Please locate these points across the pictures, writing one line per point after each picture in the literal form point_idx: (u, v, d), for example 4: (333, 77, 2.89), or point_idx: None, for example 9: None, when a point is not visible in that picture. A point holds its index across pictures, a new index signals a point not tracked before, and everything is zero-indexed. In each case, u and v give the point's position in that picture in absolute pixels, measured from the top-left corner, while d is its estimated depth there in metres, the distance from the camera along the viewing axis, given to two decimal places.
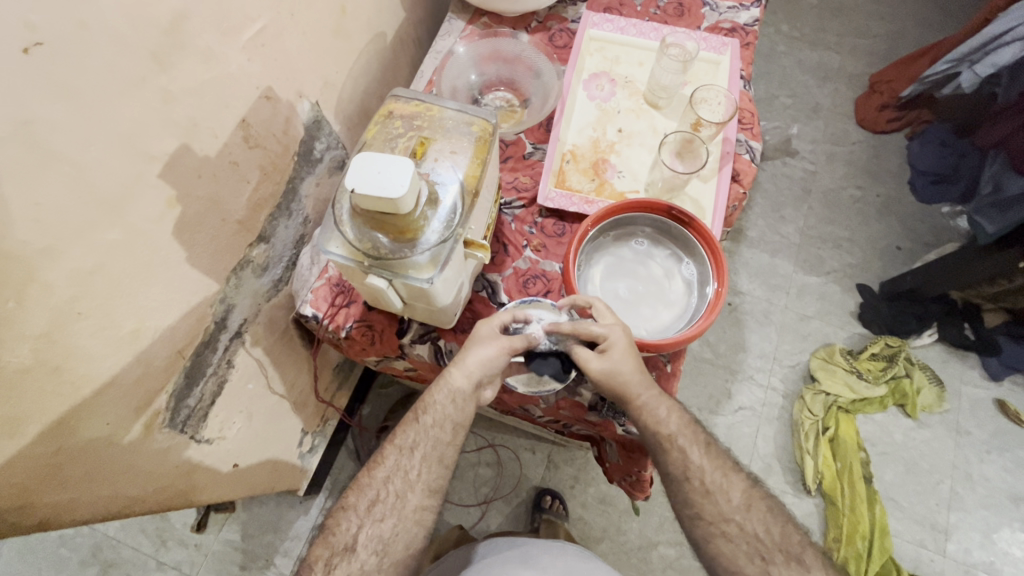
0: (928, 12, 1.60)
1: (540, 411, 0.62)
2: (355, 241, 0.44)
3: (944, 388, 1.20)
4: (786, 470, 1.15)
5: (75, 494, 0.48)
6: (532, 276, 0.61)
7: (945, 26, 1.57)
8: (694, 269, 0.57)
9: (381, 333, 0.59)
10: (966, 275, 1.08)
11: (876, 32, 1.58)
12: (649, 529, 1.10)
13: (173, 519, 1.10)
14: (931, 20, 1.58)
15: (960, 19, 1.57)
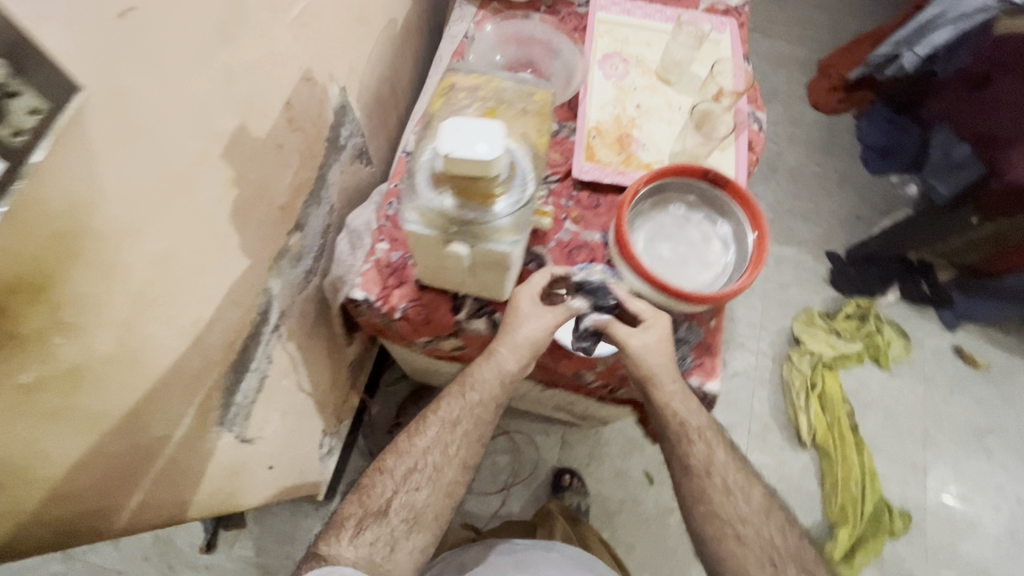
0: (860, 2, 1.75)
1: (593, 375, 0.64)
2: (438, 211, 0.44)
3: (910, 339, 1.31)
4: (782, 428, 1.22)
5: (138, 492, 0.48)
6: (576, 246, 0.63)
7: (877, 14, 1.72)
8: (730, 228, 0.61)
9: (436, 310, 0.59)
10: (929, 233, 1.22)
11: (818, 20, 1.71)
12: (664, 497, 1.15)
13: (179, 542, 1.05)
14: (865, 10, 1.73)
15: (888, 8, 1.72)
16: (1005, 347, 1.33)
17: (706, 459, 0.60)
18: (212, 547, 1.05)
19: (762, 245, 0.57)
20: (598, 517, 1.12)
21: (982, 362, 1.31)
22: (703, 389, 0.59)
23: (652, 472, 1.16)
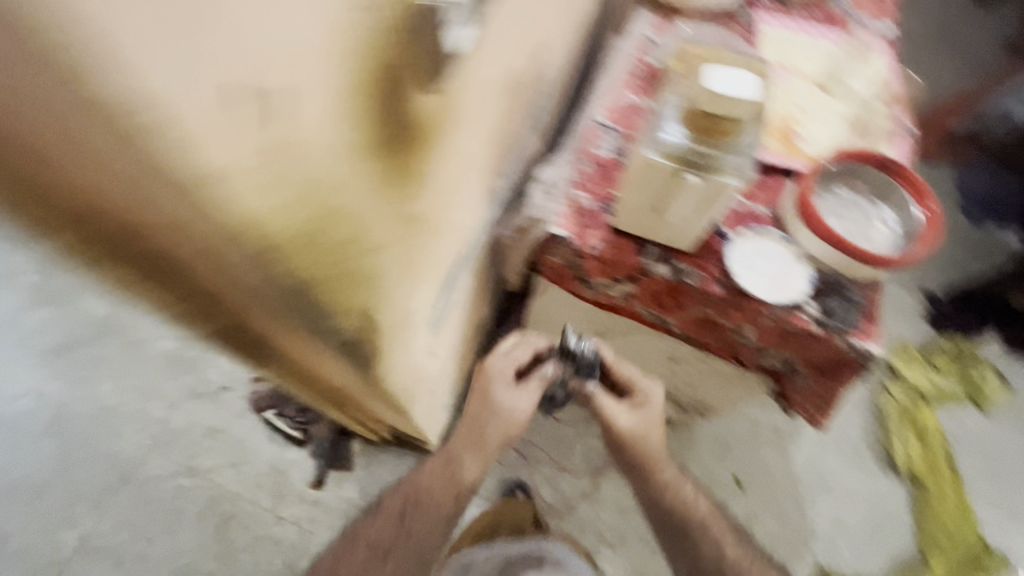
0: (967, 51, 1.77)
1: (753, 334, 0.68)
2: (689, 145, 0.53)
3: (1007, 385, 1.31)
4: (876, 455, 1.21)
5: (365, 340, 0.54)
6: (748, 216, 0.68)
7: (985, 63, 1.73)
8: (893, 213, 0.66)
9: (626, 252, 0.66)
10: None
11: (925, 64, 1.74)
12: (753, 504, 1.16)
13: (291, 475, 1.12)
14: (971, 59, 1.75)
15: (997, 55, 1.73)
16: None
17: (659, 480, 0.84)
18: (321, 484, 1.12)
19: (935, 225, 0.63)
20: None
21: None
22: (865, 350, 0.63)
23: (743, 478, 1.18)
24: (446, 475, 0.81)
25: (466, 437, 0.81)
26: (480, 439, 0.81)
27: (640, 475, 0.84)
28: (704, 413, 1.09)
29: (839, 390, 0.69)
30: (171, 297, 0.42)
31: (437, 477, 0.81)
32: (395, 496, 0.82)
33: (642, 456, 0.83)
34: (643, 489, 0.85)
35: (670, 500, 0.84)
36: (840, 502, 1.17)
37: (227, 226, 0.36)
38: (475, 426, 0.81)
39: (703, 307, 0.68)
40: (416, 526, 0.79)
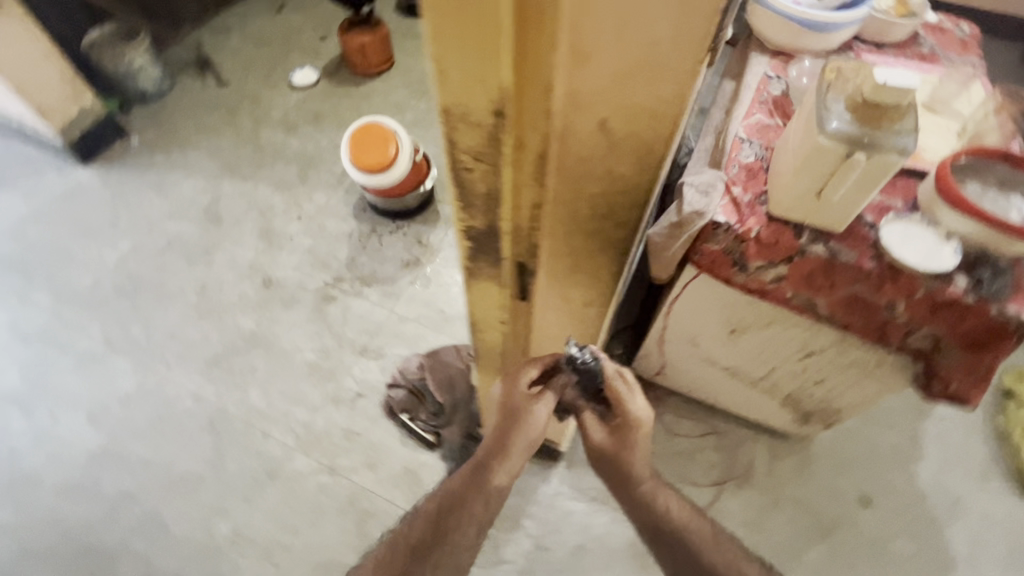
0: None
1: (902, 309, 0.76)
2: (855, 129, 0.64)
3: None
4: (1005, 476, 1.20)
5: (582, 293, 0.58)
6: (887, 206, 0.77)
7: None
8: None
9: (782, 235, 0.76)
10: None
11: None
12: (882, 522, 1.15)
13: (425, 477, 1.19)
14: None
15: None
16: None
17: (658, 507, 0.69)
18: None
19: None
20: (814, 530, 1.15)
21: None
22: (1020, 316, 0.69)
23: (868, 494, 1.17)
24: (469, 476, 0.69)
25: (488, 448, 0.69)
26: (488, 450, 0.69)
27: (640, 503, 0.70)
28: (827, 424, 1.12)
29: (991, 362, 0.75)
30: (510, 204, 0.45)
31: (462, 482, 0.69)
32: (432, 499, 0.70)
33: (637, 479, 0.69)
34: (643, 520, 0.69)
35: (671, 530, 0.69)
36: (978, 524, 1.15)
37: (625, 156, 0.40)
38: (500, 436, 0.69)
39: (855, 284, 0.76)
40: (449, 531, 0.67)
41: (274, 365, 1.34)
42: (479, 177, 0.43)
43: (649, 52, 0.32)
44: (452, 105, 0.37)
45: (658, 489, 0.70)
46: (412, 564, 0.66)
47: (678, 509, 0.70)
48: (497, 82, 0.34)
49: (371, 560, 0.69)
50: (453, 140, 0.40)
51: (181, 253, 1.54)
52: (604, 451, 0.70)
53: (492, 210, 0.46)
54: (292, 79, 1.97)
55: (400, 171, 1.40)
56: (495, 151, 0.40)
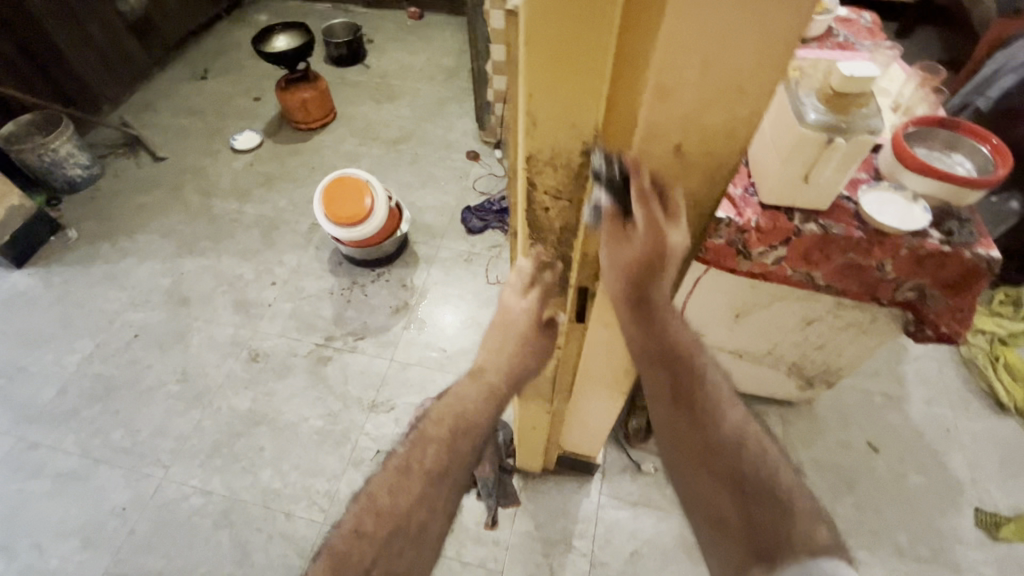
0: None
1: (890, 268, 0.84)
2: (830, 118, 0.70)
3: None
4: (980, 398, 1.34)
5: None
6: (855, 180, 0.86)
7: None
8: (965, 155, 0.84)
9: (778, 221, 0.83)
10: None
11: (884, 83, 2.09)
12: (893, 463, 1.25)
13: (466, 520, 1.16)
14: None
15: None
16: None
17: (722, 423, 0.45)
18: (497, 524, 1.15)
19: (1003, 152, 0.81)
20: (838, 485, 1.22)
21: None
22: (988, 256, 0.79)
23: (875, 441, 1.27)
24: (487, 396, 0.55)
25: (505, 363, 0.56)
26: (503, 362, 0.56)
27: (691, 414, 0.46)
28: (829, 384, 1.21)
29: (972, 299, 0.84)
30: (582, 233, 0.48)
31: (481, 399, 0.54)
32: (441, 417, 0.53)
33: (700, 380, 0.46)
34: (693, 442, 0.45)
35: (736, 454, 0.44)
36: (969, 446, 1.27)
37: (695, 173, 0.42)
38: (520, 345, 0.56)
39: (848, 253, 0.84)
40: (467, 455, 0.53)
41: (281, 440, 1.27)
42: (555, 214, 0.46)
43: (729, 82, 0.35)
44: (543, 144, 0.39)
45: (725, 399, 0.47)
46: (429, 492, 0.51)
47: (752, 431, 0.46)
48: (588, 126, 0.37)
49: (375, 490, 0.50)
50: (534, 181, 0.43)
51: (152, 343, 1.45)
52: (638, 340, 0.48)
53: (566, 240, 0.49)
54: (233, 145, 1.91)
55: (378, 221, 1.40)
56: (576, 187, 0.43)
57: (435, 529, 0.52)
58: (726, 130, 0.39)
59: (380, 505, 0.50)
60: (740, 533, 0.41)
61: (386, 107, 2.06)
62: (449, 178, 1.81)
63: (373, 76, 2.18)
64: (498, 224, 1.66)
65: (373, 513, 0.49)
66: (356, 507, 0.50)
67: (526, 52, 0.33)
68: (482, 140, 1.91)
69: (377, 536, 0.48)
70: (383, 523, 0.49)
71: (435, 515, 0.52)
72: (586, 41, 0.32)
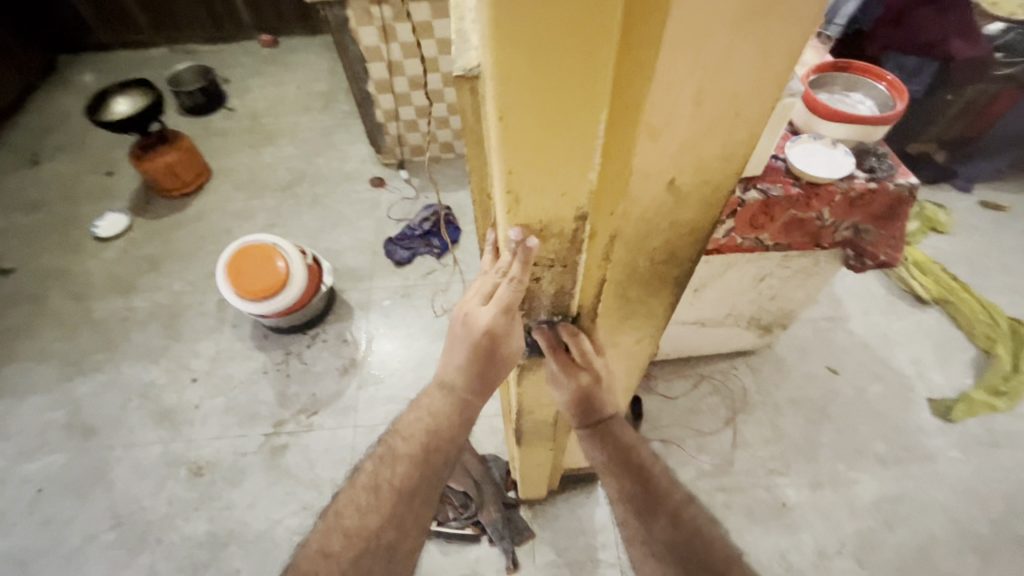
0: None
1: (829, 214, 0.87)
2: None
3: (945, 207, 1.64)
4: (904, 297, 1.47)
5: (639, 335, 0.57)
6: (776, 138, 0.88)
7: None
8: (863, 93, 0.88)
9: None
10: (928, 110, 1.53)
11: None
12: (853, 380, 1.34)
13: (485, 572, 1.09)
14: None
15: None
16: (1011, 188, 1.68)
17: (658, 503, 0.46)
18: (518, 564, 1.09)
19: (900, 87, 0.85)
20: (815, 415, 1.29)
21: (1003, 204, 1.64)
22: (908, 183, 0.83)
23: (832, 365, 1.36)
24: (461, 411, 0.51)
25: (475, 378, 0.50)
26: (472, 379, 0.50)
27: (627, 498, 0.48)
28: (784, 325, 1.26)
29: (901, 224, 0.89)
30: (580, 289, 0.43)
31: (455, 413, 0.51)
32: (413, 432, 0.50)
33: (632, 461, 0.49)
34: (629, 519, 0.48)
35: (670, 538, 0.45)
36: (908, 345, 1.39)
37: (690, 204, 0.38)
38: (493, 358, 0.48)
39: (789, 210, 0.85)
40: (438, 471, 0.50)
41: (256, 555, 1.12)
42: (548, 283, 0.41)
43: (726, 107, 0.31)
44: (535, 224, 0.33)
45: (667, 479, 0.48)
46: (398, 510, 0.48)
47: (695, 510, 0.46)
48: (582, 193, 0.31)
49: (347, 506, 0.48)
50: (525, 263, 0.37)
51: (64, 493, 1.22)
52: (576, 431, 0.53)
53: (561, 300, 0.44)
54: (97, 233, 1.64)
55: (299, 284, 1.26)
56: (571, 253, 0.37)
57: (407, 543, 0.49)
58: (723, 153, 0.34)
59: (351, 522, 0.47)
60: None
61: (267, 150, 1.86)
62: (359, 212, 1.67)
63: (241, 118, 1.97)
64: (426, 249, 1.56)
65: (343, 530, 0.47)
66: (326, 523, 0.48)
67: (502, 139, 0.27)
68: (383, 163, 1.78)
69: (348, 559, 0.46)
70: (352, 545, 0.47)
71: (405, 534, 0.49)
72: (575, 107, 0.26)
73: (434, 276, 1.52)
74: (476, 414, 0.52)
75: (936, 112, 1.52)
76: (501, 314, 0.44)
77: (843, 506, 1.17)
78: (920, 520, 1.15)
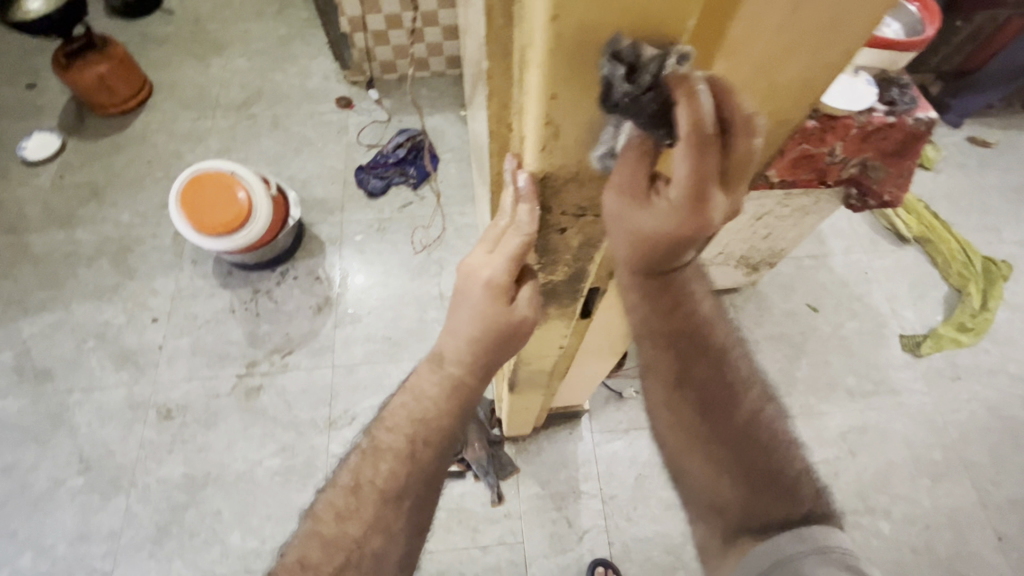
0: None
1: (841, 151, 0.81)
2: None
3: (935, 142, 1.60)
4: (885, 235, 1.47)
5: None
6: None
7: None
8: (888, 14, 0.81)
9: None
10: None
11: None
12: (832, 317, 1.36)
13: (470, 506, 1.11)
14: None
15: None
16: (1000, 125, 1.65)
17: None
18: (502, 498, 1.12)
19: (932, 9, 0.78)
20: (792, 351, 1.31)
21: (990, 141, 1.61)
22: (927, 117, 0.78)
23: (813, 302, 1.37)
24: (449, 393, 0.46)
25: (472, 351, 0.44)
26: (466, 352, 0.44)
27: None
28: (771, 264, 1.23)
29: (911, 163, 0.85)
30: (606, 243, 0.39)
31: (442, 397, 0.46)
32: (397, 422, 0.47)
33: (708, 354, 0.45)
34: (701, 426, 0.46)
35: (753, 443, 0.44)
36: (885, 282, 1.41)
37: None
38: (501, 333, 0.41)
39: (801, 145, 0.79)
40: (427, 468, 0.47)
41: (236, 494, 1.11)
42: (574, 231, 0.37)
43: (825, 20, 0.24)
44: (573, 156, 0.28)
45: (746, 375, 0.46)
46: (383, 514, 0.46)
47: (769, 415, 0.46)
48: (632, 126, 0.27)
49: (327, 512, 0.47)
50: (551, 203, 0.33)
51: (24, 439, 1.16)
52: None
53: (583, 254, 0.40)
54: (25, 156, 1.45)
55: (264, 217, 1.15)
56: None
57: (397, 547, 0.47)
58: (804, 81, 0.28)
59: (329, 530, 0.46)
60: (753, 535, 0.44)
61: (215, 63, 1.65)
62: (325, 136, 1.52)
63: (182, 23, 1.72)
64: (401, 179, 1.45)
65: (324, 538, 0.46)
66: (308, 528, 0.47)
67: (552, 37, 0.21)
68: (349, 81, 1.60)
69: (326, 568, 0.45)
70: (334, 555, 0.46)
71: (394, 539, 0.47)
72: (651, 5, 0.20)
73: (411, 209, 1.42)
74: (472, 399, 0.48)
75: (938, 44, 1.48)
76: (511, 266, 0.38)
77: (813, 437, 1.22)
78: (882, 448, 1.21)
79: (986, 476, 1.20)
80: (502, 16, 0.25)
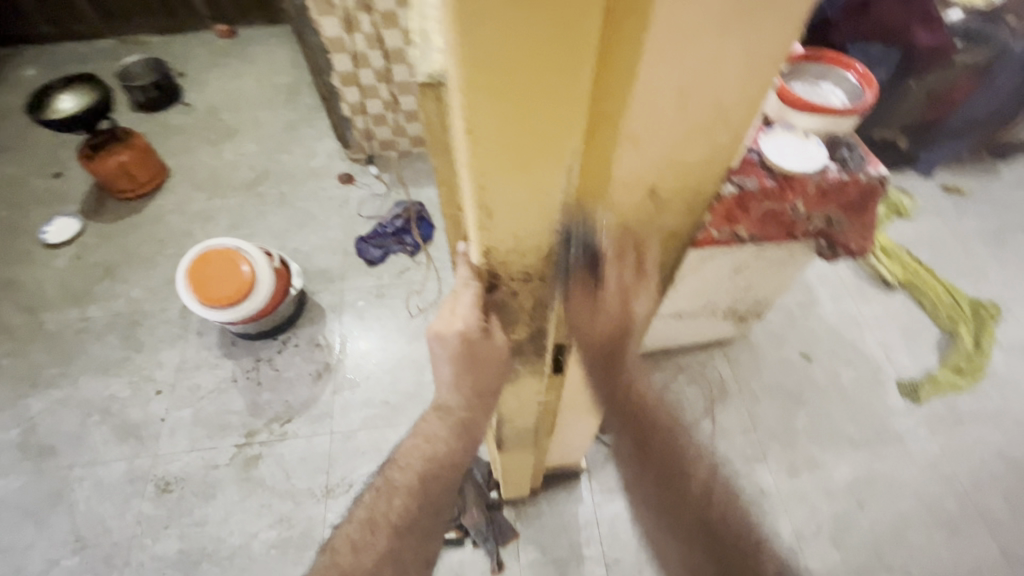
0: None
1: (803, 207, 0.87)
2: None
3: (909, 192, 1.67)
4: (872, 282, 1.50)
5: (619, 339, 0.55)
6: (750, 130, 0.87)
7: None
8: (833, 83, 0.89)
9: None
10: (889, 98, 1.54)
11: None
12: (826, 364, 1.36)
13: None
14: None
15: None
16: (970, 173, 1.72)
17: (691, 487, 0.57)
18: (503, 565, 1.08)
19: (870, 78, 0.86)
20: (790, 401, 1.31)
21: (963, 188, 1.68)
22: (878, 172, 0.84)
23: (805, 350, 1.38)
24: (459, 434, 0.48)
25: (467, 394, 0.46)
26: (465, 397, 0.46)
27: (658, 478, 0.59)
28: (759, 314, 1.26)
29: (872, 215, 0.90)
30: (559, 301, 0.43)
31: (453, 438, 0.48)
32: (408, 462, 0.48)
33: (666, 438, 0.57)
34: (661, 504, 0.60)
35: (702, 512, 0.57)
36: (876, 328, 1.42)
37: (669, 210, 0.37)
38: (475, 366, 0.44)
39: (765, 203, 0.84)
40: (436, 503, 0.49)
41: (230, 571, 1.09)
42: (526, 293, 0.40)
43: (708, 112, 0.30)
44: (511, 234, 0.33)
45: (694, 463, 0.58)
46: (395, 545, 0.48)
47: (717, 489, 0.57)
48: (557, 205, 0.31)
49: (343, 544, 0.48)
50: (497, 270, 0.37)
51: (23, 517, 1.15)
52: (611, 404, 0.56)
53: (539, 313, 0.43)
54: (47, 240, 1.55)
55: (265, 290, 1.21)
56: (551, 265, 0.37)
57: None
58: (704, 160, 0.33)
59: (346, 562, 0.47)
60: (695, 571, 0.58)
61: (228, 147, 1.78)
62: (328, 210, 1.61)
63: (198, 114, 1.87)
64: (398, 247, 1.53)
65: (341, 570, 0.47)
66: (325, 562, 0.48)
67: (471, 145, 0.26)
68: (351, 159, 1.72)
69: None
70: None
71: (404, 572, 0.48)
72: (550, 116, 0.25)
73: (408, 275, 1.48)
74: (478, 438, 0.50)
75: (897, 103, 1.54)
76: (476, 313, 0.39)
77: (819, 489, 1.19)
78: (893, 498, 1.18)
79: (1004, 526, 1.15)
80: (438, 125, 0.30)
